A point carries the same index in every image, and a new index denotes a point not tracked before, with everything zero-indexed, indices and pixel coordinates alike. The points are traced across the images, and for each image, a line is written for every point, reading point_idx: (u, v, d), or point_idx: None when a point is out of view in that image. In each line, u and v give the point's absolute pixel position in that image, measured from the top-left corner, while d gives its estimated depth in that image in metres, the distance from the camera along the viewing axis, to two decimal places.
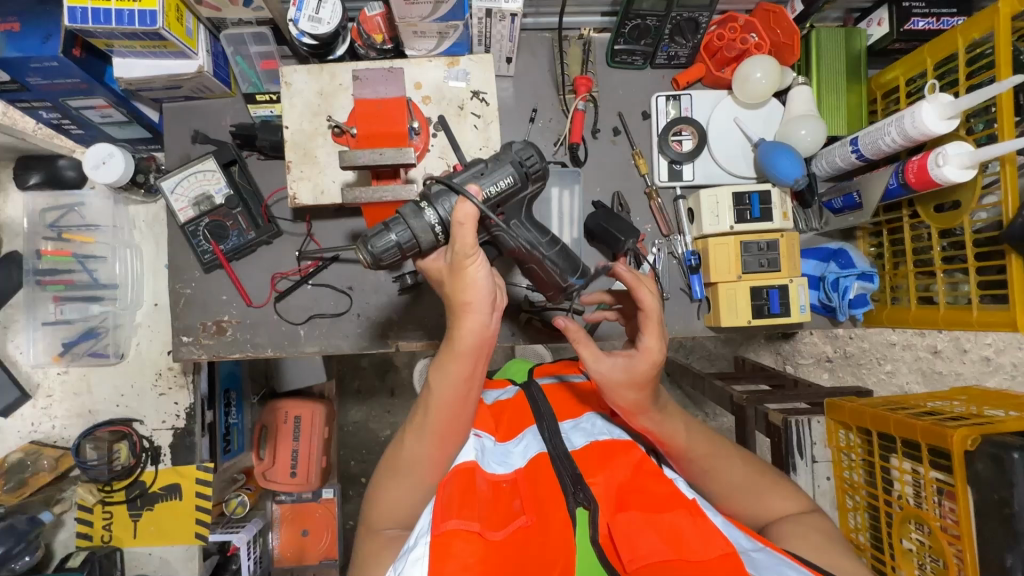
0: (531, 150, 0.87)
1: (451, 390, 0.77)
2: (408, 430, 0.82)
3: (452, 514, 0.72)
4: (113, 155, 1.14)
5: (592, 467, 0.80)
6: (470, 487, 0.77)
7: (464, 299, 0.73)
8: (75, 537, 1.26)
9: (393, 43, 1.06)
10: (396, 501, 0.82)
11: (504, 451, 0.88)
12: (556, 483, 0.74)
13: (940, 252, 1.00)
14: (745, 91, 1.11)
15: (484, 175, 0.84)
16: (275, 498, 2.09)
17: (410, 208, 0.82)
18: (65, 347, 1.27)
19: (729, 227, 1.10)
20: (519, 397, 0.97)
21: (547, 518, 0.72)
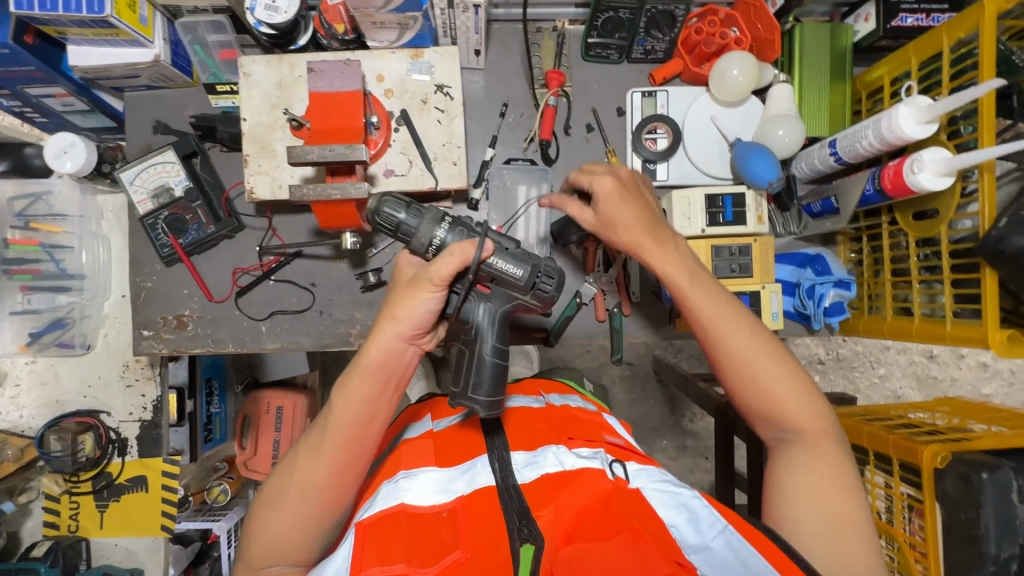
0: (555, 282, 0.78)
1: (354, 411, 0.68)
2: (298, 451, 0.70)
3: (374, 561, 0.58)
4: (74, 145, 1.12)
5: (542, 495, 0.64)
6: (398, 532, 0.61)
7: (392, 312, 0.67)
8: (42, 525, 1.26)
9: (356, 33, 1.02)
10: (270, 544, 0.68)
11: (441, 478, 0.69)
12: (499, 519, 0.61)
13: (918, 261, 0.95)
14: (722, 89, 1.06)
15: (510, 251, 0.76)
16: (256, 487, 2.10)
17: (432, 212, 0.79)
18: (31, 337, 1.24)
19: (701, 230, 1.06)
20: (462, 425, 0.80)
21: (487, 560, 0.58)
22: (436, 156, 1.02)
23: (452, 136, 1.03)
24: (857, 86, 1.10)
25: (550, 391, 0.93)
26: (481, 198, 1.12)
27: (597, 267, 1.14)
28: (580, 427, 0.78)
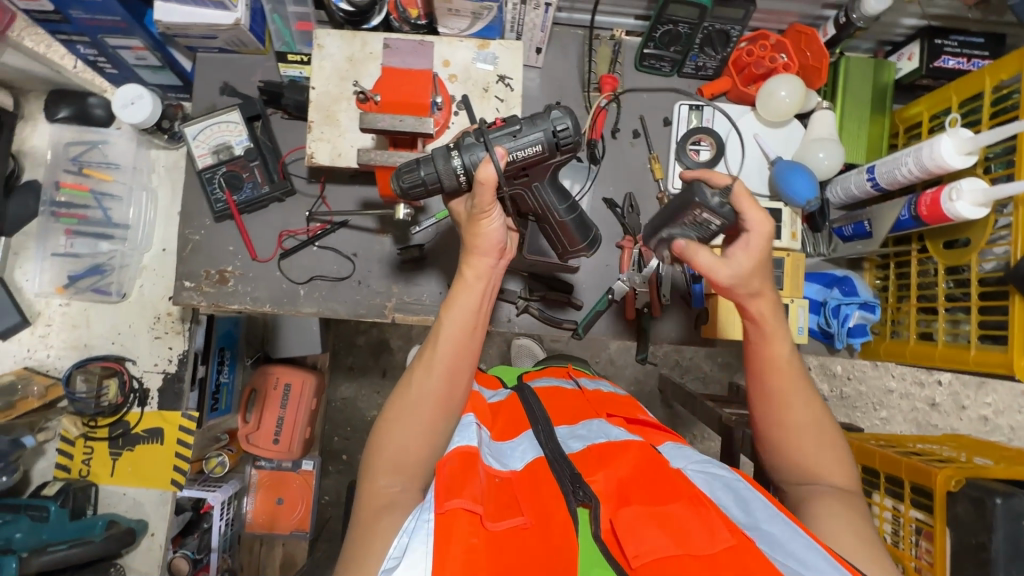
0: (567, 119, 0.86)
1: (462, 324, 0.89)
2: (419, 365, 0.88)
3: (451, 493, 0.69)
4: (142, 97, 1.16)
5: (591, 464, 0.76)
6: (472, 475, 0.73)
7: (476, 243, 0.89)
8: (53, 467, 1.27)
9: (428, 19, 1.08)
10: (396, 446, 0.83)
11: (500, 448, 0.85)
12: (555, 483, 0.72)
13: (945, 289, 0.99)
14: (767, 108, 1.11)
15: (516, 137, 0.86)
16: (254, 463, 2.11)
17: (440, 153, 0.86)
18: (70, 279, 1.29)
19: (736, 240, 1.10)
20: (512, 398, 0.96)
21: (549, 515, 0.69)
22: None
23: None
24: (895, 120, 1.15)
25: (580, 375, 1.12)
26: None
27: (631, 266, 1.16)
28: (614, 406, 0.95)
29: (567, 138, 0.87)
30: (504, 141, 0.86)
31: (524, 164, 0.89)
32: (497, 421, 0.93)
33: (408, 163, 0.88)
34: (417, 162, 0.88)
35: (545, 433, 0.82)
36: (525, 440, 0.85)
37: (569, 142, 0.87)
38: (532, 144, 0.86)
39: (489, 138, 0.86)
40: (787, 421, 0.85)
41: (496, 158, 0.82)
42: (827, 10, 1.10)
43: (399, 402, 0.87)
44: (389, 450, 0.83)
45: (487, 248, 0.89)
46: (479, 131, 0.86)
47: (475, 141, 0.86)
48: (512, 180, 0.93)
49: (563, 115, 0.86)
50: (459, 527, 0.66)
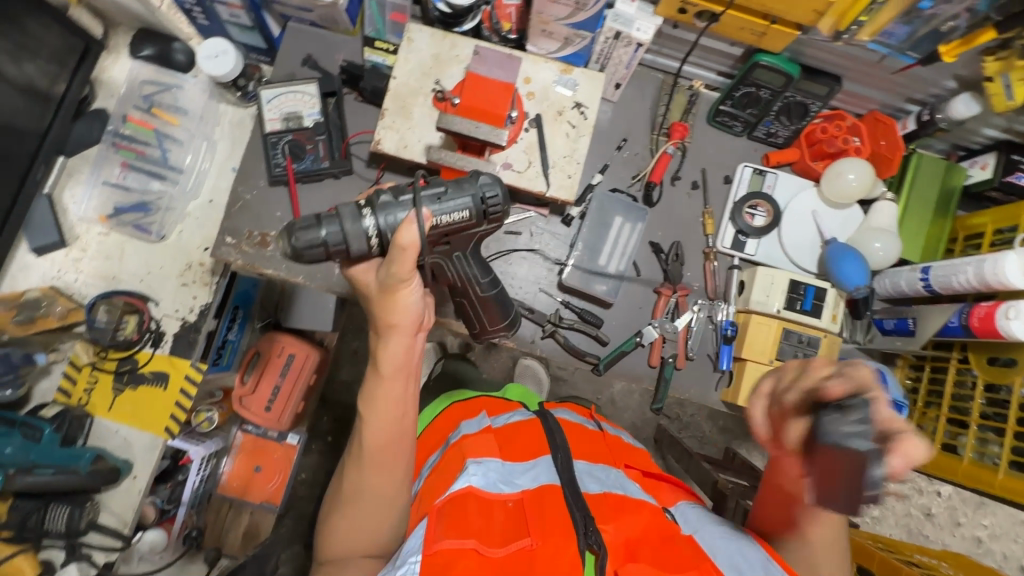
0: (496, 186, 0.87)
1: (387, 423, 0.83)
2: (352, 461, 0.84)
3: (447, 535, 0.74)
4: (227, 53, 1.19)
5: (607, 510, 0.81)
6: (466, 514, 0.77)
7: (392, 320, 0.82)
8: (55, 390, 1.27)
9: (518, 35, 1.10)
10: (343, 536, 0.84)
11: (509, 470, 0.85)
12: (567, 518, 0.78)
13: (979, 405, 0.97)
14: (832, 188, 1.11)
15: (440, 200, 0.82)
16: (240, 425, 2.09)
17: (348, 211, 0.81)
18: (115, 210, 1.30)
19: (776, 310, 1.09)
20: (526, 421, 0.94)
21: (555, 551, 0.74)
22: (555, 165, 1.07)
23: (575, 151, 1.07)
24: (956, 225, 1.14)
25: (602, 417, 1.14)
26: (578, 216, 1.16)
27: (664, 314, 1.15)
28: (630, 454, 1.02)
29: (485, 211, 0.87)
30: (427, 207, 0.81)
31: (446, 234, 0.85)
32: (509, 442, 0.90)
33: (309, 220, 0.81)
34: (318, 219, 0.81)
35: (564, 465, 0.86)
36: (541, 464, 0.87)
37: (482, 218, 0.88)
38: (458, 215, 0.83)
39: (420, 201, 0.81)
40: (803, 533, 0.79)
41: (416, 222, 0.76)
42: (909, 105, 1.09)
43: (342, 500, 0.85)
44: (337, 541, 0.85)
45: (404, 326, 0.82)
46: (397, 189, 0.83)
47: (394, 201, 0.82)
48: (433, 249, 0.90)
49: (478, 192, 0.85)
50: (452, 564, 0.71)
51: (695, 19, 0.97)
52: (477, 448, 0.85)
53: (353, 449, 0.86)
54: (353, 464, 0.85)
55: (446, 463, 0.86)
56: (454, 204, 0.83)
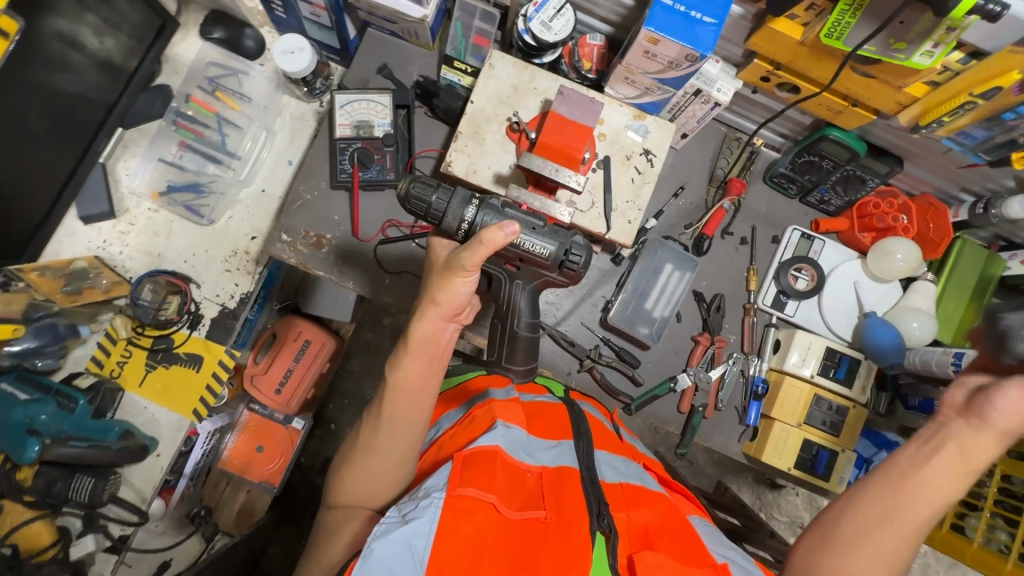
0: (583, 254, 0.96)
1: (410, 391, 0.86)
2: (372, 419, 0.88)
3: (469, 484, 0.77)
4: (303, 50, 1.19)
5: (620, 502, 0.86)
6: (490, 471, 0.80)
7: (439, 298, 0.86)
8: (88, 359, 1.28)
9: (597, 75, 1.12)
10: (352, 489, 0.87)
11: (531, 446, 0.90)
12: (583, 500, 0.80)
13: (995, 493, 1.01)
14: (880, 265, 1.14)
15: (534, 230, 0.93)
16: (247, 404, 1.90)
17: (460, 195, 0.92)
18: (167, 188, 1.30)
19: (810, 374, 1.13)
20: (556, 408, 1.00)
21: (569, 526, 0.76)
22: (617, 208, 1.09)
23: (637, 196, 1.10)
24: (989, 313, 1.18)
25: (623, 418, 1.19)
26: (629, 257, 1.19)
27: (700, 363, 1.18)
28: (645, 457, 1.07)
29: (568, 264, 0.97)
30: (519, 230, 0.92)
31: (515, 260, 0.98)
32: (534, 421, 0.97)
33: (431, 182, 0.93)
34: (435, 185, 0.92)
35: (584, 453, 0.90)
36: (562, 448, 0.92)
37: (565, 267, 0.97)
38: (540, 259, 0.94)
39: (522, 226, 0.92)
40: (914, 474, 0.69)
41: (505, 231, 0.82)
42: (964, 194, 1.12)
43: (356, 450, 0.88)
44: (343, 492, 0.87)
45: (445, 306, 0.86)
46: (503, 206, 0.94)
47: (498, 209, 0.93)
48: (499, 260, 0.99)
49: (575, 249, 0.96)
50: (471, 514, 0.75)
51: (776, 87, 0.99)
52: (507, 416, 0.91)
53: (375, 402, 0.89)
54: (372, 418, 0.88)
55: (478, 413, 0.94)
56: (544, 245, 0.92)
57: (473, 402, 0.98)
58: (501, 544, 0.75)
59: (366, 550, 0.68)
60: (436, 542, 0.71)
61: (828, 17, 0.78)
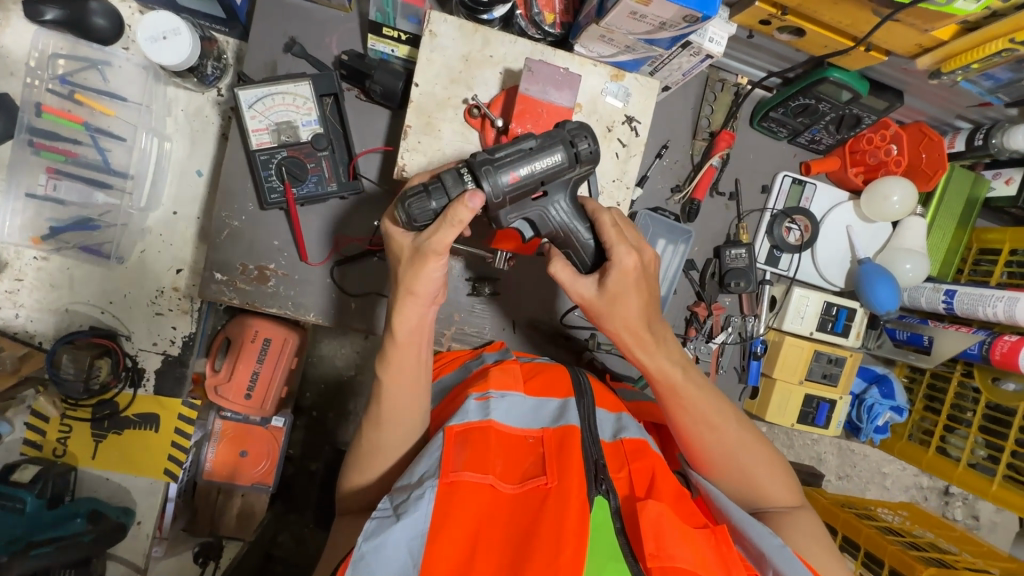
0: (585, 132, 0.77)
1: (398, 392, 0.80)
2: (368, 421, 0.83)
3: (466, 468, 0.75)
4: (178, 33, 0.91)
5: (620, 459, 0.82)
6: (481, 445, 0.78)
7: (413, 288, 0.75)
8: (19, 443, 1.10)
9: (562, 29, 0.92)
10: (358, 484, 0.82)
11: (533, 408, 0.88)
12: (584, 461, 0.76)
13: (980, 420, 1.07)
14: (875, 208, 1.09)
15: (520, 156, 0.73)
16: (219, 410, 1.21)
17: (450, 176, 0.72)
18: (49, 229, 1.04)
19: (809, 332, 1.11)
20: (558, 368, 0.98)
21: (568, 489, 0.72)
22: (603, 190, 0.95)
23: (624, 174, 0.96)
24: (971, 237, 1.17)
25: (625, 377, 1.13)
26: None
27: (699, 334, 1.13)
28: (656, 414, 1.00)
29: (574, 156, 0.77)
30: (516, 165, 0.72)
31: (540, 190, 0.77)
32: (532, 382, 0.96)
33: (417, 188, 0.73)
34: (426, 188, 0.73)
35: (583, 411, 0.87)
36: (565, 407, 0.88)
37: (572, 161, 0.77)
38: (555, 170, 0.74)
39: (514, 161, 0.72)
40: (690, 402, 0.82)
41: (473, 206, 0.69)
42: (959, 121, 1.05)
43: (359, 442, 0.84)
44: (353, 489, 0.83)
45: (423, 295, 0.76)
46: (488, 149, 0.73)
47: (491, 155, 0.72)
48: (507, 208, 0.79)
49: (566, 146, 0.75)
50: (467, 496, 0.73)
51: (776, 31, 0.84)
52: (501, 384, 0.90)
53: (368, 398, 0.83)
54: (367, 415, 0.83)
55: (472, 381, 0.95)
56: (547, 156, 0.73)
57: (472, 369, 0.99)
58: (501, 519, 0.72)
59: (358, 552, 0.67)
60: (433, 530, 0.68)
61: None
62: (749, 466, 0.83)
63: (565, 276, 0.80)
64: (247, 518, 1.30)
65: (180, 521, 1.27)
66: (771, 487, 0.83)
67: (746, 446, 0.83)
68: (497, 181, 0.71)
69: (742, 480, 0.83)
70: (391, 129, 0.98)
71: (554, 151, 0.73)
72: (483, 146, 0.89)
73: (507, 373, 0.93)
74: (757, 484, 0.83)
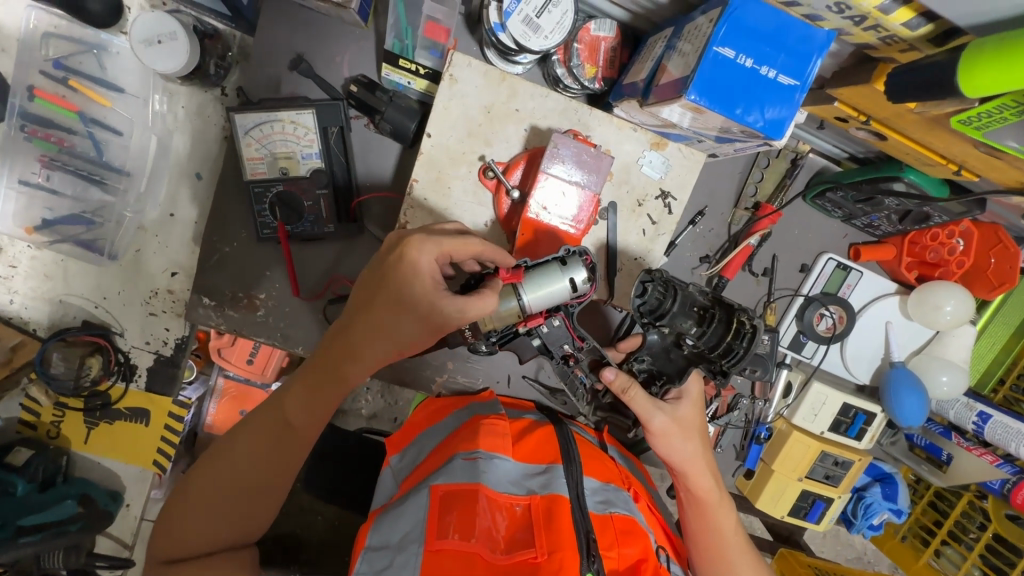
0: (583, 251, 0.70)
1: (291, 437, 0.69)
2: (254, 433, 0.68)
3: (450, 535, 0.71)
4: (174, 36, 0.82)
5: (609, 536, 0.78)
6: (468, 508, 0.74)
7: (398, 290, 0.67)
8: (16, 421, 1.12)
9: (603, 84, 0.80)
10: (202, 526, 0.66)
11: (519, 474, 0.85)
12: (573, 535, 0.73)
13: (982, 545, 1.02)
14: (922, 311, 0.98)
15: (528, 296, 0.69)
16: (220, 367, 1.21)
17: None
18: (43, 222, 1.00)
19: (819, 430, 1.05)
20: (546, 430, 0.95)
21: (560, 564, 0.69)
22: (622, 268, 0.85)
23: (648, 254, 0.86)
24: None
25: (612, 440, 1.07)
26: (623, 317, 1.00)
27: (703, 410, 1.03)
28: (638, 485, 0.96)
29: (656, 311, 0.76)
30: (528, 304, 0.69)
31: (546, 312, 0.77)
32: (520, 444, 0.91)
33: None
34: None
35: (571, 479, 0.83)
36: (551, 475, 0.84)
37: (668, 323, 0.76)
38: (561, 299, 0.70)
39: (514, 292, 0.69)
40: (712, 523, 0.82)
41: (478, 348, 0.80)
42: None
43: (209, 463, 0.68)
44: (192, 533, 0.66)
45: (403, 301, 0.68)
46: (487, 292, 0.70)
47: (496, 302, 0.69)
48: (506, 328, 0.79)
49: (702, 322, 0.76)
50: (453, 564, 0.69)
51: (853, 129, 0.71)
52: (489, 442, 0.86)
53: (242, 420, 0.71)
54: (231, 438, 0.69)
55: (460, 433, 0.91)
56: (551, 288, 0.69)
57: (466, 416, 0.94)
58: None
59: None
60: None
61: (971, 101, 0.51)
62: None
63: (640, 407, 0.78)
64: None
65: None
66: None
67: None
68: (493, 313, 0.70)
69: None
70: (401, 166, 0.89)
71: (563, 282, 0.69)
72: (495, 213, 0.80)
73: (495, 431, 0.89)
74: None
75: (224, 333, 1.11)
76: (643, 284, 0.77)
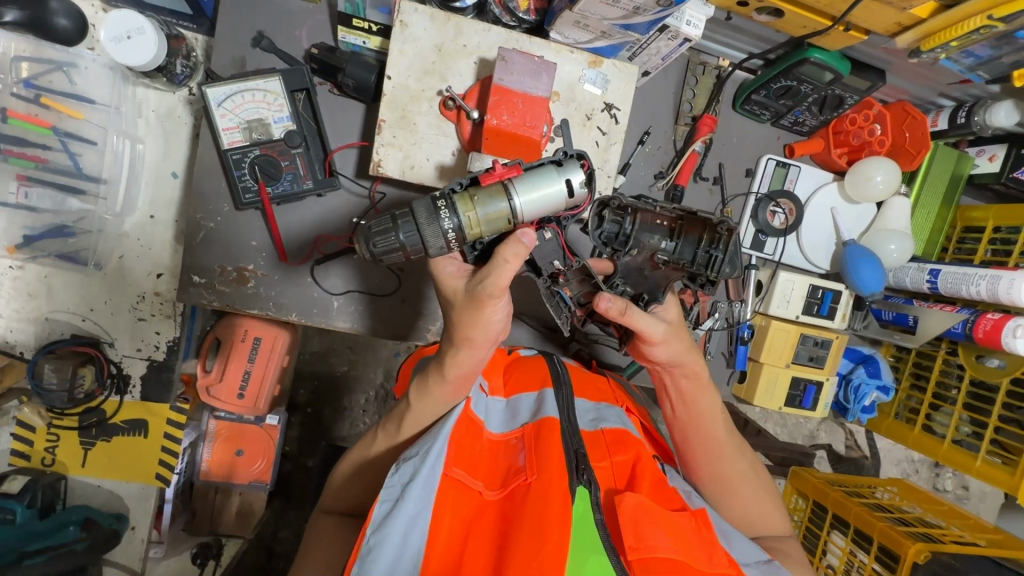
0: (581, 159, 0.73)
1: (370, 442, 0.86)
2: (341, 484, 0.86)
3: (451, 464, 0.74)
4: (142, 32, 0.89)
5: (600, 449, 0.81)
6: (469, 441, 0.78)
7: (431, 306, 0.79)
8: (8, 454, 1.10)
9: (537, 15, 0.91)
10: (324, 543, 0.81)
11: (511, 408, 0.86)
12: (562, 452, 0.73)
13: (964, 397, 1.09)
14: (858, 189, 1.08)
15: (516, 191, 0.69)
16: (211, 411, 1.21)
17: (423, 208, 0.69)
18: (24, 239, 1.01)
19: (795, 316, 1.12)
20: (536, 359, 0.95)
21: (547, 483, 0.70)
22: None
23: (605, 162, 0.94)
24: (956, 216, 1.17)
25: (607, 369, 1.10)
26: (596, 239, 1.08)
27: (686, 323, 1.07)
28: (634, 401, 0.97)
29: (616, 237, 0.79)
30: (521, 201, 0.69)
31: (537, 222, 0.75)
32: (511, 378, 0.93)
33: (383, 220, 0.70)
34: (393, 220, 0.70)
35: (561, 401, 0.83)
36: (541, 400, 0.84)
37: (633, 244, 0.79)
38: (557, 207, 0.71)
39: (508, 193, 0.69)
40: (696, 410, 0.87)
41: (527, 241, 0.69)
42: (941, 99, 1.05)
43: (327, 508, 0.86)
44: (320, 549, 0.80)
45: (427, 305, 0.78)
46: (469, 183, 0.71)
47: (476, 197, 0.69)
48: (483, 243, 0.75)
49: (671, 234, 0.79)
50: (454, 496, 0.73)
51: (755, 13, 0.85)
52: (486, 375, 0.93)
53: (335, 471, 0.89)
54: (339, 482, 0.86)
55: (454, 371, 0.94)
56: (548, 189, 0.69)
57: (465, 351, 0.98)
58: (487, 523, 0.71)
59: (370, 542, 0.67)
60: (432, 522, 0.69)
61: None
62: (728, 471, 0.88)
63: (643, 324, 0.77)
64: (246, 516, 1.29)
65: (178, 522, 1.28)
66: (746, 488, 0.88)
67: (730, 452, 0.88)
68: (480, 215, 0.69)
69: (720, 483, 0.88)
70: (367, 122, 0.96)
71: (559, 184, 0.69)
72: (459, 139, 0.87)
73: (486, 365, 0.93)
74: (732, 492, 0.88)
75: (211, 369, 1.13)
76: (599, 213, 0.80)
